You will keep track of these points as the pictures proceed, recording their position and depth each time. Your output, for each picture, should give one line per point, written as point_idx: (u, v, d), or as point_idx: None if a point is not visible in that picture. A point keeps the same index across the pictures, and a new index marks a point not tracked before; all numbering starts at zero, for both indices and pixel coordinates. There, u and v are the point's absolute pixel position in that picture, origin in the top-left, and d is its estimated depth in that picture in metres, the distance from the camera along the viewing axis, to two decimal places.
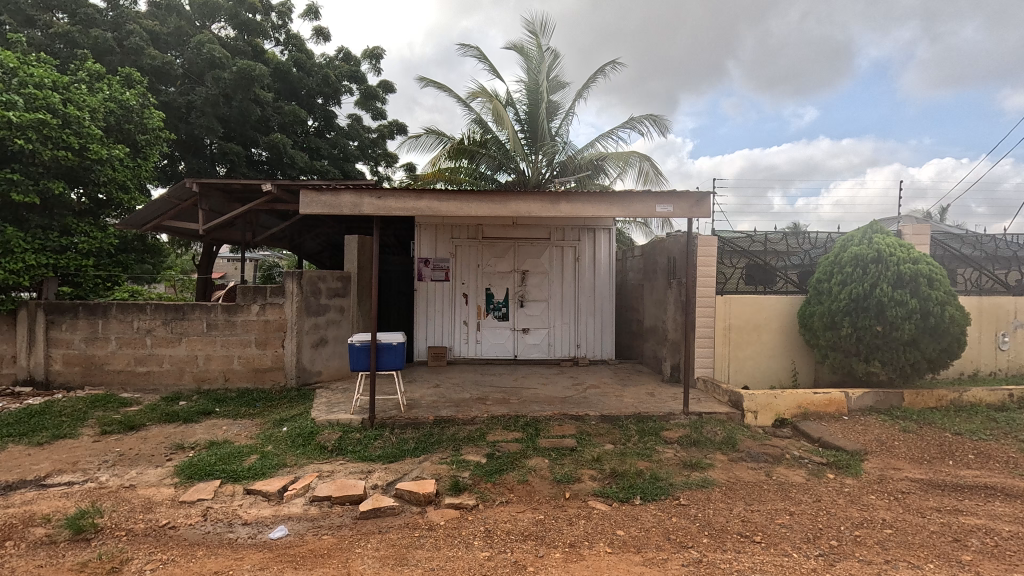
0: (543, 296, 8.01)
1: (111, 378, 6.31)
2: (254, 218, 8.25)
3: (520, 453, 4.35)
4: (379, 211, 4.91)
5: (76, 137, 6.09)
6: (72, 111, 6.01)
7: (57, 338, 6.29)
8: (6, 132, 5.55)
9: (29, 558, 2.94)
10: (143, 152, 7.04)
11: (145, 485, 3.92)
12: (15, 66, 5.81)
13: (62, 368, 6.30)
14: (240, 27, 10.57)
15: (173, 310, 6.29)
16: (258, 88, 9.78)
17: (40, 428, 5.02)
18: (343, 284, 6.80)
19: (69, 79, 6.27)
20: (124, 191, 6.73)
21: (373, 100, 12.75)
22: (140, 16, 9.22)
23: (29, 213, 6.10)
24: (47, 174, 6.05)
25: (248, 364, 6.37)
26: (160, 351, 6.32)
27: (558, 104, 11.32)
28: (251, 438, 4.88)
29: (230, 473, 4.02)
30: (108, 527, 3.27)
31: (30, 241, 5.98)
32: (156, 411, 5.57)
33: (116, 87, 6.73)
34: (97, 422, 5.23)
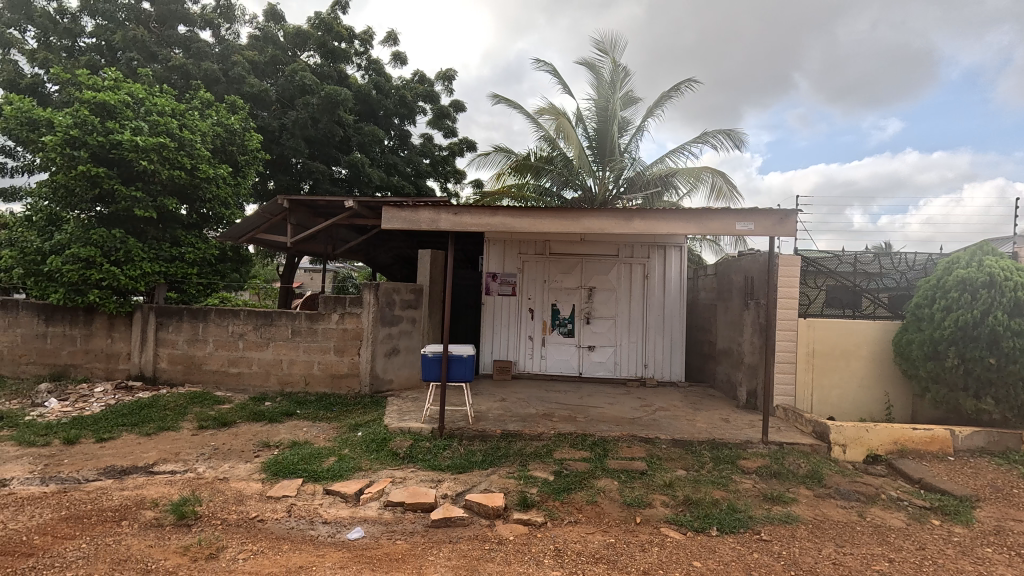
0: (610, 314, 7.90)
1: (208, 377, 6.88)
2: (334, 232, 8.76)
3: (589, 473, 4.27)
4: (455, 227, 5.06)
5: (188, 158, 6.78)
6: (187, 135, 6.70)
7: (164, 338, 6.94)
8: (133, 155, 6.27)
9: (141, 538, 3.24)
10: (242, 171, 7.73)
11: (237, 479, 4.23)
12: (144, 97, 6.60)
13: (167, 366, 6.93)
14: (327, 55, 11.27)
15: (263, 316, 6.79)
16: (342, 111, 10.46)
17: (148, 420, 5.56)
18: (415, 297, 7.08)
19: (185, 107, 7.01)
20: (225, 207, 7.41)
21: (445, 119, 13.23)
22: (242, 49, 10.15)
23: (146, 226, 6.82)
24: (164, 191, 6.76)
25: (327, 370, 6.72)
26: (251, 354, 6.82)
27: (628, 120, 11.29)
28: (329, 441, 5.12)
29: (311, 473, 4.26)
30: (206, 515, 3.55)
31: (147, 251, 6.71)
32: (246, 409, 6.01)
33: (223, 113, 7.44)
34: (195, 417, 5.72)
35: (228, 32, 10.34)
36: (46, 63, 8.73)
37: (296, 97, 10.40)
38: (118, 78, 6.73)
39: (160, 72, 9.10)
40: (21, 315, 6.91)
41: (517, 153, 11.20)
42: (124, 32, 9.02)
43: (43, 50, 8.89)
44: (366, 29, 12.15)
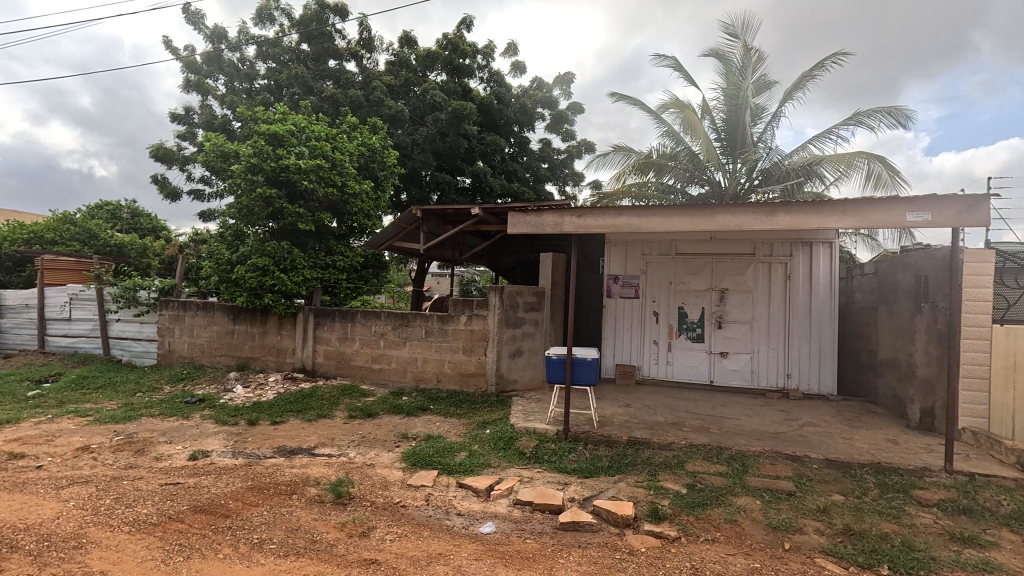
0: (745, 318, 7.29)
1: (355, 372, 7.66)
2: (461, 238, 9.25)
3: (726, 489, 3.96)
4: (579, 230, 5.05)
5: (340, 177, 7.64)
6: (339, 156, 7.56)
7: (320, 336, 7.87)
8: (297, 177, 7.22)
9: (308, 511, 3.70)
10: (382, 185, 8.54)
11: (382, 465, 4.65)
12: (305, 125, 7.58)
13: (323, 361, 7.86)
14: (453, 72, 11.97)
15: (401, 317, 7.39)
16: (468, 124, 11.03)
17: (310, 408, 6.35)
18: (538, 299, 7.19)
19: (337, 131, 7.93)
20: (368, 218, 8.24)
21: (563, 123, 13.30)
22: (381, 75, 11.18)
23: (307, 238, 7.84)
24: (320, 207, 7.70)
25: (456, 369, 7.11)
26: (390, 352, 7.46)
27: (762, 107, 10.35)
28: (460, 436, 5.40)
29: (445, 466, 4.52)
30: (358, 496, 3.94)
31: (308, 260, 7.70)
32: (387, 402, 6.58)
33: (367, 134, 8.28)
34: (346, 408, 6.40)
35: (369, 62, 11.49)
36: (232, 104, 10.42)
37: (426, 114, 11.19)
38: (285, 111, 7.81)
39: (316, 103, 10.39)
40: (215, 315, 8.32)
41: (638, 152, 10.84)
42: (288, 71, 10.44)
43: (229, 93, 10.61)
44: (488, 44, 12.68)
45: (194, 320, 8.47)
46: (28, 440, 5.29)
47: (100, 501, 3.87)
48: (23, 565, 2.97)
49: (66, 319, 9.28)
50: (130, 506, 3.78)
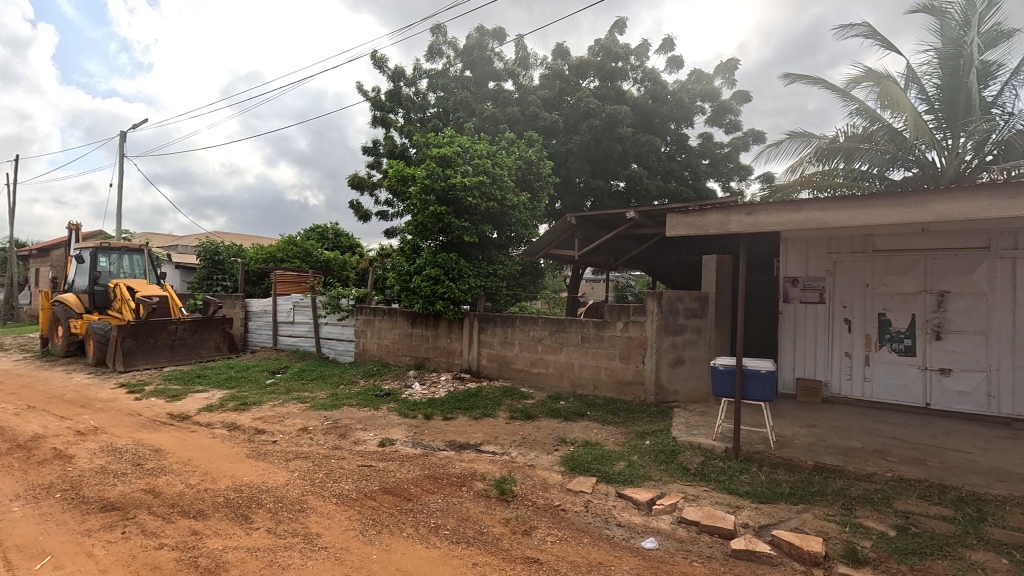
0: (976, 328, 5.87)
1: (516, 375, 8.03)
2: (616, 243, 9.12)
3: (953, 539, 3.22)
4: (749, 229, 4.60)
5: (500, 190, 8.12)
6: (499, 171, 8.05)
7: (484, 340, 8.42)
8: (463, 193, 7.86)
9: (476, 504, 3.98)
10: (538, 195, 8.86)
11: (542, 467, 4.78)
12: (469, 145, 8.24)
13: (487, 363, 8.39)
14: (606, 76, 11.90)
15: (558, 323, 7.55)
16: (621, 127, 10.85)
17: (475, 407, 6.85)
18: (701, 305, 6.73)
19: (497, 148, 8.47)
20: (526, 228, 8.60)
21: (727, 114, 12.27)
22: (536, 90, 11.62)
23: (472, 249, 8.48)
24: (483, 220, 8.27)
25: (613, 376, 7.01)
26: (548, 357, 7.66)
27: (997, 63, 8.27)
28: (618, 445, 5.30)
29: (604, 474, 4.47)
30: (520, 495, 4.12)
31: (472, 269, 8.31)
32: (545, 406, 6.77)
33: (524, 148, 8.69)
34: (507, 408, 6.75)
35: (525, 79, 12.04)
36: (410, 133, 11.79)
37: (579, 122, 11.31)
38: (452, 135, 8.58)
39: (477, 123, 11.21)
40: (398, 320, 9.47)
41: (820, 136, 9.49)
42: (455, 97, 11.44)
43: (407, 124, 12.02)
44: (641, 43, 12.33)
45: (381, 324, 9.74)
46: (267, 419, 6.64)
47: (316, 474, 4.68)
48: (266, 519, 3.73)
49: (291, 322, 11.41)
50: (337, 481, 4.49)
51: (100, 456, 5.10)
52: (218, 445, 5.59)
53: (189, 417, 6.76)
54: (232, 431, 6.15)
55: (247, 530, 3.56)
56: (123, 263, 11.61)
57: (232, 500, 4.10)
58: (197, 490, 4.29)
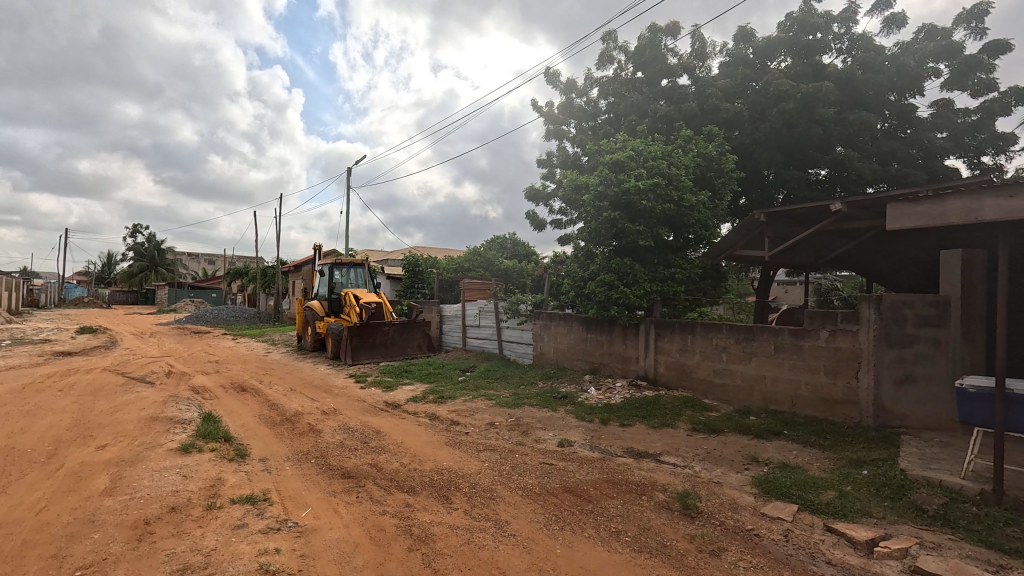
0: None
1: (697, 385, 7.57)
2: (817, 240, 7.98)
3: None
4: (1012, 216, 3.63)
5: (677, 191, 7.77)
6: (675, 170, 7.74)
7: (661, 347, 8.12)
8: (637, 197, 7.72)
9: (658, 515, 3.88)
10: (720, 193, 8.28)
11: (730, 486, 4.44)
12: (643, 148, 8.09)
13: (664, 371, 8.06)
14: (801, 52, 10.51)
15: (745, 330, 6.93)
16: (822, 107, 9.47)
17: (654, 415, 6.65)
18: (938, 312, 5.51)
19: (672, 147, 8.18)
20: (706, 229, 8.08)
21: (975, 71, 9.78)
22: (715, 80, 10.85)
23: (647, 253, 8.28)
24: (659, 223, 8.01)
25: (816, 392, 6.15)
26: (734, 367, 7.06)
27: None
28: (825, 471, 4.63)
29: (807, 502, 3.96)
30: (706, 512, 3.89)
31: (648, 274, 8.08)
32: (732, 420, 6.25)
33: (702, 144, 8.25)
34: (689, 420, 6.40)
35: (702, 71, 11.35)
36: (582, 142, 12.02)
37: (768, 108, 10.21)
38: (626, 139, 8.52)
39: (651, 124, 10.91)
40: (573, 325, 9.70)
41: None
42: (627, 101, 11.32)
43: (579, 133, 12.27)
44: (847, 6, 10.60)
45: (557, 328, 10.09)
46: (460, 413, 7.41)
47: (503, 466, 5.07)
48: (463, 502, 4.18)
49: (478, 326, 12.52)
50: (522, 475, 4.81)
51: (339, 433, 6.30)
52: (423, 432, 6.43)
53: (399, 406, 7.91)
54: (433, 421, 7.01)
55: (449, 509, 4.04)
56: (351, 275, 14.13)
57: (436, 480, 4.70)
58: (408, 468, 5.01)
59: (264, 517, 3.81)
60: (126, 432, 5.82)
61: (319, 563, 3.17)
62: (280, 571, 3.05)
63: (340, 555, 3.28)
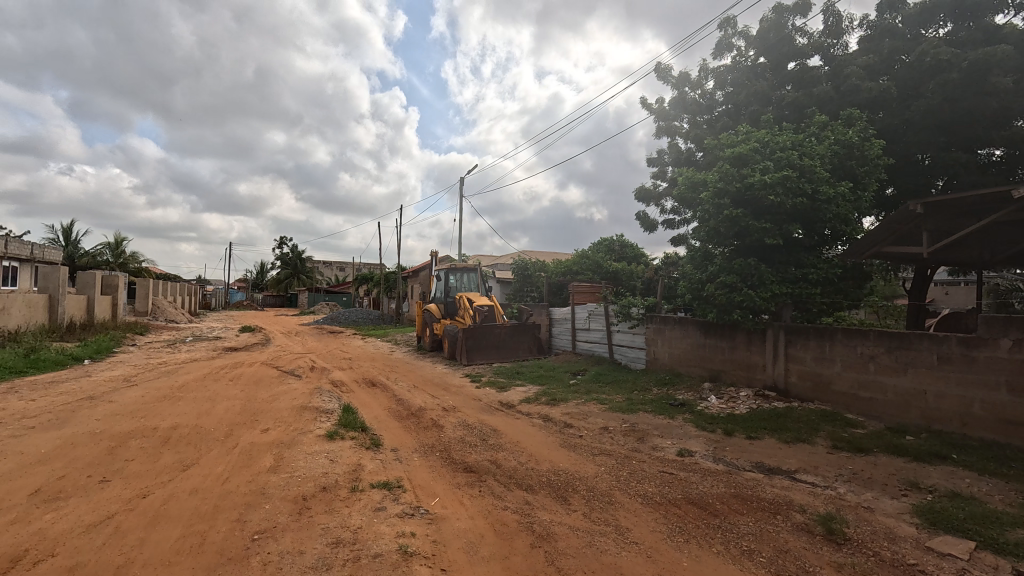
0: None
1: (837, 398, 6.81)
2: (993, 233, 6.79)
3: None
4: None
5: (810, 184, 7.08)
6: (808, 161, 7.05)
7: (793, 355, 7.43)
8: (762, 192, 7.16)
9: (796, 537, 3.57)
10: (863, 183, 7.38)
11: (883, 513, 3.94)
12: (769, 139, 7.50)
13: (797, 381, 7.36)
14: (968, 15, 9.01)
15: (898, 338, 6.10)
16: (998, 76, 8.03)
17: (786, 429, 6.12)
18: None
19: (804, 136, 7.48)
20: (846, 224, 7.25)
21: None
22: (855, 58, 9.70)
23: (775, 252, 7.64)
24: (788, 219, 7.35)
25: (995, 412, 5.23)
26: (884, 379, 6.25)
27: None
28: (1010, 506, 3.93)
29: (988, 541, 3.39)
30: (855, 540, 3.50)
31: (777, 275, 7.44)
32: (883, 439, 5.53)
33: (841, 130, 7.43)
34: (828, 436, 5.79)
35: (838, 49, 10.23)
36: (697, 138, 11.42)
37: (924, 83, 8.90)
38: (748, 131, 7.95)
39: (776, 113, 10.05)
40: (690, 329, 9.25)
41: None
42: (748, 89, 10.54)
43: (694, 128, 11.67)
44: None
45: (672, 333, 9.68)
46: (574, 416, 7.42)
47: (621, 472, 5.00)
48: (582, 504, 4.19)
49: (587, 329, 12.43)
50: (641, 482, 4.69)
51: (459, 429, 6.64)
52: (537, 432, 6.55)
53: (513, 406, 8.13)
54: (547, 422, 7.11)
55: (568, 510, 4.08)
56: (464, 279, 14.83)
57: (553, 481, 4.76)
58: (526, 467, 5.14)
59: (399, 502, 4.15)
60: (283, 418, 6.68)
61: (449, 550, 3.39)
62: (417, 553, 3.30)
63: (468, 544, 3.47)
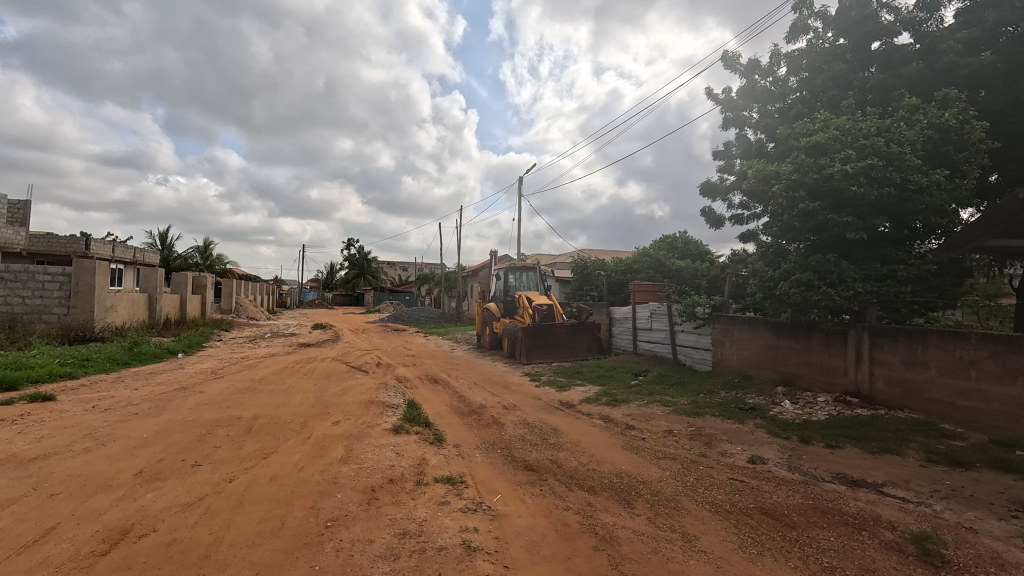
0: None
1: (931, 406, 6.23)
2: None
3: None
4: None
5: (898, 172, 6.50)
6: (896, 148, 6.47)
7: (878, 358, 6.87)
8: (843, 183, 6.67)
9: (884, 556, 3.29)
10: (962, 170, 6.69)
11: (989, 535, 3.55)
12: (850, 125, 6.98)
13: (883, 387, 6.80)
14: None
15: (1006, 341, 5.49)
16: None
17: (871, 438, 5.66)
18: None
19: (891, 121, 6.89)
20: (941, 215, 6.58)
21: None
22: (952, 32, 8.81)
23: (858, 248, 7.09)
24: (873, 211, 6.79)
25: None
26: (988, 387, 5.64)
27: None
28: None
29: None
30: (955, 563, 3.18)
31: (859, 272, 6.89)
32: (987, 453, 4.99)
33: (935, 113, 6.77)
34: (921, 447, 5.29)
35: (931, 25, 9.34)
36: (768, 128, 10.80)
37: None
38: (826, 118, 7.43)
39: (858, 97, 9.32)
40: (761, 330, 8.78)
41: None
42: (826, 74, 9.83)
43: (765, 117, 11.04)
44: None
45: (741, 334, 9.23)
46: (636, 417, 7.25)
47: (687, 477, 4.82)
48: (646, 509, 4.08)
49: (649, 329, 12.10)
50: (708, 489, 4.50)
51: (519, 427, 6.67)
52: (599, 433, 6.45)
53: (573, 406, 8.06)
54: (608, 423, 6.99)
55: (632, 514, 3.99)
56: (523, 279, 14.87)
57: (616, 483, 4.67)
58: (587, 468, 5.07)
59: (462, 497, 4.23)
60: (352, 412, 6.99)
61: (512, 547, 3.41)
62: (480, 548, 3.35)
63: (530, 543, 3.47)
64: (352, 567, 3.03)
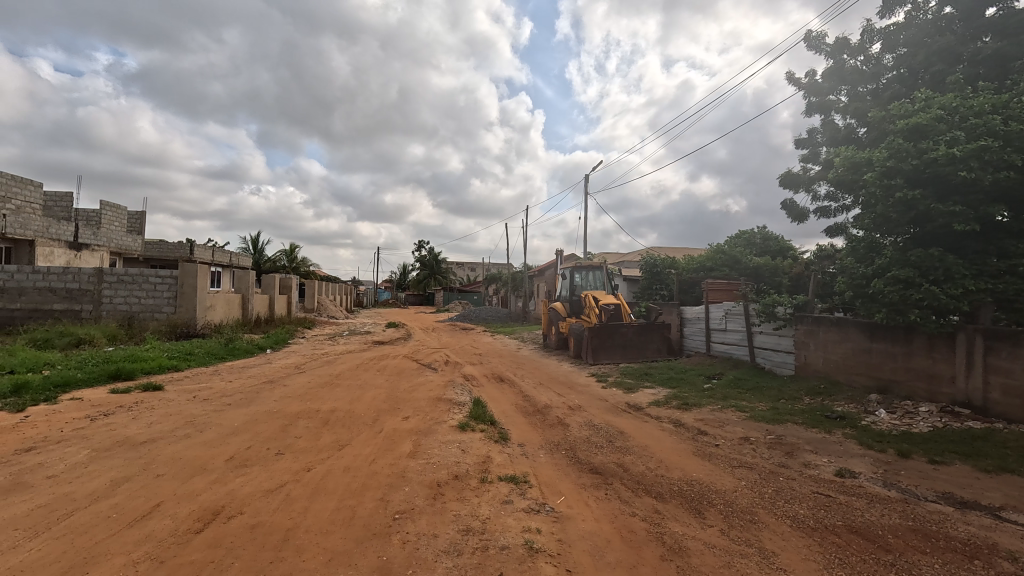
0: None
1: None
2: None
3: None
4: None
5: (1019, 153, 5.69)
6: (1015, 125, 5.68)
7: (994, 365, 6.08)
8: (950, 168, 5.97)
9: None
10: None
11: None
12: (959, 103, 6.24)
13: (1001, 398, 6.01)
14: None
15: None
16: None
17: (985, 455, 5.02)
18: None
19: (1009, 96, 6.08)
20: None
21: None
22: None
23: (968, 240, 6.32)
24: (987, 199, 6.01)
25: None
26: None
27: None
28: None
29: None
30: None
31: (970, 267, 6.13)
32: None
33: None
34: None
35: None
36: (859, 112, 9.88)
37: None
38: (930, 96, 6.69)
39: (969, 72, 8.31)
40: (852, 332, 8.05)
41: None
42: (929, 48, 8.85)
43: (855, 100, 10.12)
44: None
45: (828, 336, 8.52)
46: (709, 422, 6.89)
47: (764, 488, 4.51)
48: (719, 520, 3.86)
49: (724, 329, 11.49)
50: (790, 502, 4.18)
51: (585, 429, 6.56)
52: (667, 438, 6.21)
53: (641, 408, 7.82)
54: (678, 428, 6.71)
55: (702, 524, 3.79)
56: (590, 278, 14.66)
57: (685, 491, 4.47)
58: (655, 474, 4.89)
59: (525, 497, 4.21)
60: (420, 408, 7.20)
61: (575, 551, 3.34)
62: (543, 550, 3.31)
63: (593, 548, 3.39)
64: (417, 561, 3.11)
